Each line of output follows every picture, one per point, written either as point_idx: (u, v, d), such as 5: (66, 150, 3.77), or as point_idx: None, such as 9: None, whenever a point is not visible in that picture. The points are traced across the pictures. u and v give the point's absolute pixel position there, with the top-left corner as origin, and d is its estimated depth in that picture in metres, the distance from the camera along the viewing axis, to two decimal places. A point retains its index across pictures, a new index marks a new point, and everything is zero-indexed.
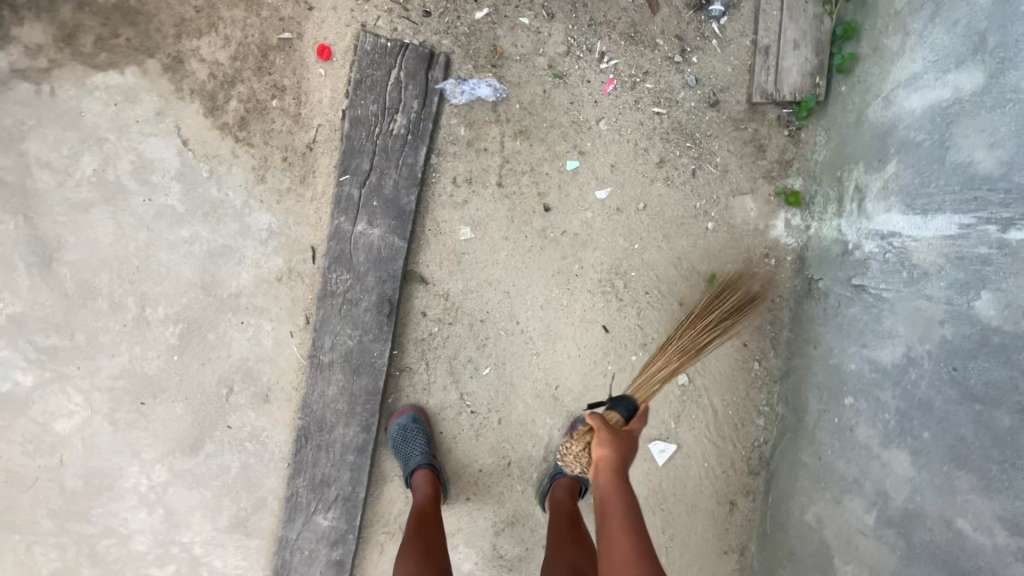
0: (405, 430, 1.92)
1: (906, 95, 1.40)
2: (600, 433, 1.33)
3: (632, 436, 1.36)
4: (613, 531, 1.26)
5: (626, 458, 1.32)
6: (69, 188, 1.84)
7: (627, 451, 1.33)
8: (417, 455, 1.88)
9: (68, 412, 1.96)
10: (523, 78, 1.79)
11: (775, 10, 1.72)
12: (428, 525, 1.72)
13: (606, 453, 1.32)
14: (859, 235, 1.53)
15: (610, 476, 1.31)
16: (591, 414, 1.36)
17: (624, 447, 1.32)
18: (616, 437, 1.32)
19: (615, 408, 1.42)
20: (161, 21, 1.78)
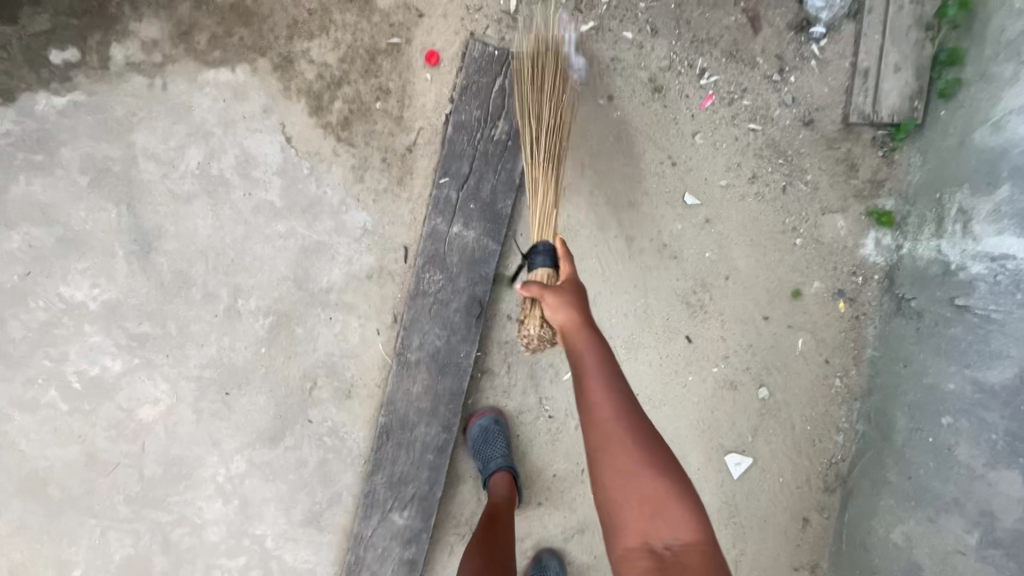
0: (490, 425, 1.94)
1: (1022, 122, 1.44)
2: (546, 297, 1.34)
3: (573, 287, 1.37)
4: (600, 414, 1.21)
5: (588, 321, 1.32)
6: (173, 179, 1.89)
7: (583, 309, 1.34)
8: (498, 456, 1.89)
9: (153, 400, 1.99)
10: (623, 90, 1.83)
11: (877, 33, 1.74)
12: (501, 521, 1.76)
13: (568, 318, 1.32)
14: (962, 257, 1.55)
15: (581, 341, 1.29)
16: (526, 285, 1.37)
17: (581, 312, 1.32)
18: (570, 301, 1.33)
19: (536, 266, 1.44)
20: (274, 23, 1.83)
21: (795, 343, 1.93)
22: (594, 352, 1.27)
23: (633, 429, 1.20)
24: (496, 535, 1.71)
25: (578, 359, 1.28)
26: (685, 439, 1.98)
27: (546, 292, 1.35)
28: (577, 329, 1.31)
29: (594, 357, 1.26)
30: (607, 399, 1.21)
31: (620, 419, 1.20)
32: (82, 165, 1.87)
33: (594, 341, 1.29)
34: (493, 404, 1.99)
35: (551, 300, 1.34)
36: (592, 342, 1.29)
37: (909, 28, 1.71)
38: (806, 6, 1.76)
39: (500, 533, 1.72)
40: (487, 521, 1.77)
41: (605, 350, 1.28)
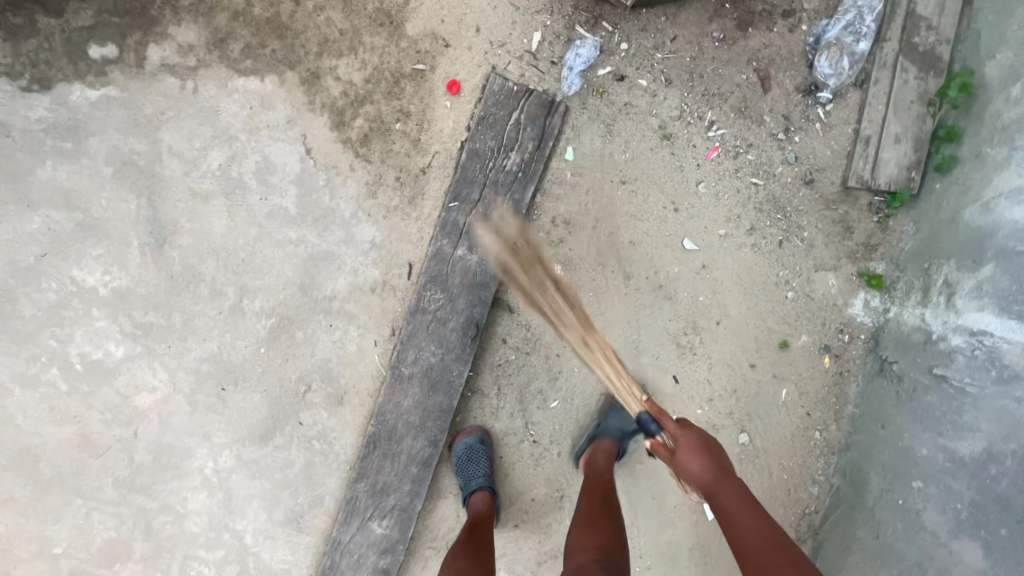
0: (474, 442, 1.99)
1: (1009, 206, 1.50)
2: (679, 462, 1.38)
3: (693, 439, 1.39)
4: (751, 550, 1.28)
5: (720, 467, 1.37)
6: (193, 178, 1.96)
7: (711, 455, 1.38)
8: (478, 476, 1.94)
9: (151, 388, 2.04)
10: (633, 135, 1.90)
11: (880, 104, 1.80)
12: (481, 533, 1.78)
13: (702, 476, 1.35)
14: (944, 327, 1.61)
15: (715, 492, 1.34)
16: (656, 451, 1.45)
17: (710, 461, 1.36)
18: (699, 452, 1.37)
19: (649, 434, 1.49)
20: (306, 39, 1.91)
21: (779, 393, 1.98)
22: (734, 497, 1.33)
23: (786, 561, 1.24)
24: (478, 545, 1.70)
25: (718, 503, 1.34)
26: (664, 475, 2.04)
27: (676, 453, 1.39)
28: (710, 478, 1.35)
29: (734, 502, 1.33)
30: (757, 536, 1.29)
31: (763, 542, 1.28)
32: (107, 156, 1.95)
33: (731, 484, 1.35)
34: (479, 424, 2.04)
35: (679, 455, 1.38)
36: (727, 481, 1.35)
37: (911, 103, 1.78)
38: (815, 71, 1.82)
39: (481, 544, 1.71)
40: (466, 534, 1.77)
41: (741, 490, 1.35)
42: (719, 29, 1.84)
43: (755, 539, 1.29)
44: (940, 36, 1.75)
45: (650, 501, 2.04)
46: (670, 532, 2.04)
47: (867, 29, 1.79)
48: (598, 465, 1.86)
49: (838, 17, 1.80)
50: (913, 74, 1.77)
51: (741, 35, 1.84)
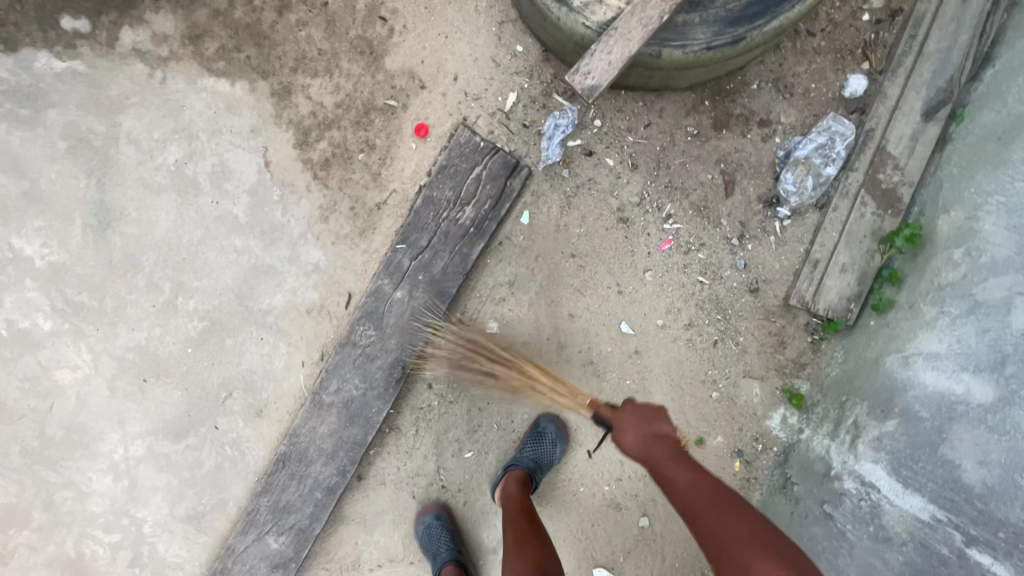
0: (435, 519, 2.02)
1: (923, 367, 1.52)
2: (621, 435, 1.35)
3: (638, 415, 1.35)
4: (713, 534, 1.25)
5: (667, 445, 1.34)
6: (147, 168, 1.94)
7: (654, 434, 1.34)
8: (443, 551, 1.98)
9: (73, 366, 2.04)
10: (590, 211, 1.90)
11: (835, 231, 1.82)
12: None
13: (643, 449, 1.33)
14: (842, 468, 1.64)
15: (663, 467, 1.32)
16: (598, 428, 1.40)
17: (651, 441, 1.33)
18: (637, 429, 1.34)
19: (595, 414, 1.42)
20: (283, 51, 1.88)
21: None
22: (677, 468, 1.32)
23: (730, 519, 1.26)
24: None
25: (671, 484, 1.32)
26: (562, 542, 2.06)
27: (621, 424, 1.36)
28: (656, 458, 1.33)
29: (685, 480, 1.31)
30: (708, 515, 1.28)
31: (715, 508, 1.28)
32: (64, 131, 1.92)
33: (678, 459, 1.33)
34: (436, 500, 2.07)
35: (620, 433, 1.35)
36: (677, 466, 1.32)
37: (864, 237, 1.79)
38: (779, 185, 1.83)
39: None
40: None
41: (689, 465, 1.33)
42: (694, 125, 1.85)
43: (706, 515, 1.28)
44: (904, 178, 1.76)
45: None
46: None
47: (837, 154, 1.80)
48: (510, 493, 1.84)
49: (811, 137, 1.81)
50: (871, 210, 1.79)
51: (715, 136, 1.85)
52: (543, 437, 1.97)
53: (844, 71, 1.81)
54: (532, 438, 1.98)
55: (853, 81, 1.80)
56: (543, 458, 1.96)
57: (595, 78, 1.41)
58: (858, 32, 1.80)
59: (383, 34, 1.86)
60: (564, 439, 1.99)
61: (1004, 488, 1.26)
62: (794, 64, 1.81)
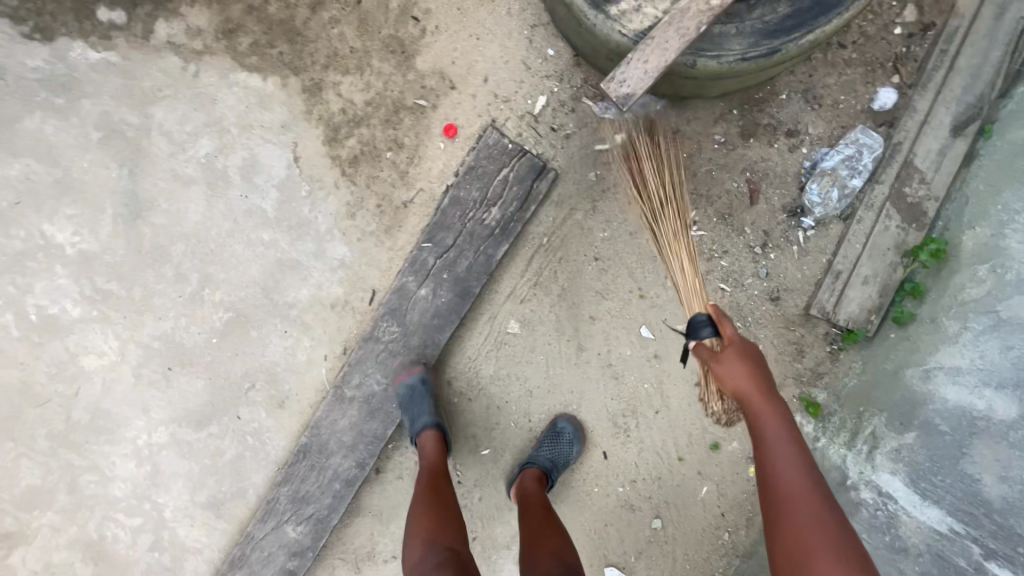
0: (419, 382, 1.92)
1: (945, 382, 1.54)
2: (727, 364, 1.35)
3: (744, 354, 1.36)
4: (788, 488, 1.22)
5: (770, 389, 1.33)
6: (178, 161, 1.96)
7: (757, 374, 1.34)
8: (426, 415, 1.87)
9: (100, 352, 2.08)
10: (615, 216, 1.92)
11: (859, 243, 1.83)
12: (442, 479, 1.71)
13: (744, 383, 1.33)
14: (858, 478, 1.66)
15: (760, 406, 1.31)
16: (697, 350, 1.41)
17: (757, 378, 1.33)
18: (745, 360, 1.35)
19: (696, 333, 1.41)
20: (315, 48, 1.90)
21: (699, 489, 2.05)
22: (774, 414, 1.29)
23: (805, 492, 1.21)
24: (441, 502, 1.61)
25: (761, 425, 1.30)
26: (575, 539, 2.10)
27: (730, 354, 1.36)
28: (757, 393, 1.32)
29: (777, 429, 1.28)
30: (790, 469, 1.23)
31: (796, 474, 1.23)
32: (97, 121, 1.94)
33: (777, 409, 1.30)
34: (416, 364, 1.96)
35: (724, 364, 1.35)
36: (775, 409, 1.30)
37: (887, 250, 1.81)
38: (804, 195, 1.84)
39: (451, 506, 1.61)
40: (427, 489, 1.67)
41: (789, 422, 1.29)
42: (721, 133, 1.86)
43: (785, 467, 1.24)
44: (930, 192, 1.78)
45: None
46: None
47: (863, 167, 1.81)
48: (529, 491, 1.86)
49: (838, 148, 1.82)
50: (895, 223, 1.80)
51: (742, 145, 1.86)
52: (560, 437, 1.99)
53: (874, 84, 1.82)
54: (549, 438, 1.99)
55: (883, 94, 1.81)
56: (560, 457, 1.97)
57: (630, 86, 1.41)
58: (889, 45, 1.81)
59: (415, 34, 1.87)
60: (581, 440, 2.01)
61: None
62: (824, 75, 1.82)
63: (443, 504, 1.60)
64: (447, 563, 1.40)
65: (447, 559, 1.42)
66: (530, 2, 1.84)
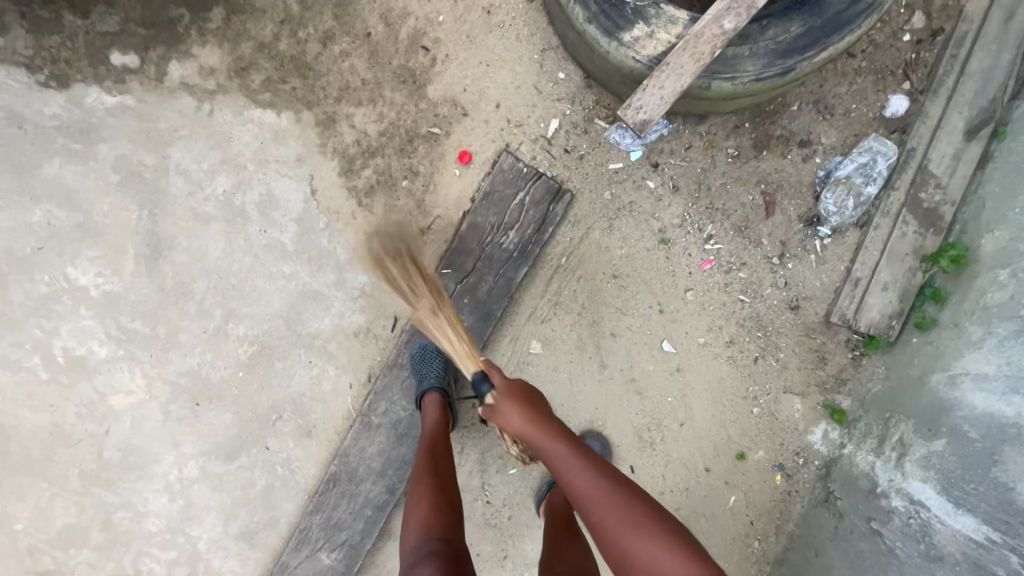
0: (431, 343, 1.97)
1: (972, 388, 1.55)
2: (499, 406, 1.36)
3: (513, 388, 1.40)
4: (593, 505, 1.27)
5: (541, 409, 1.37)
6: (196, 199, 1.99)
7: (526, 400, 1.37)
8: (431, 376, 1.91)
9: (128, 391, 2.10)
10: (632, 233, 1.94)
11: (876, 250, 1.84)
12: (443, 459, 1.62)
13: (519, 423, 1.34)
14: (889, 485, 1.68)
15: (545, 438, 1.33)
16: (483, 412, 1.41)
17: (527, 407, 1.36)
18: (517, 396, 1.37)
19: (479, 391, 1.43)
20: (327, 82, 1.92)
21: (728, 498, 2.03)
22: (553, 439, 1.33)
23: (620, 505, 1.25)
24: (442, 484, 1.52)
25: (545, 454, 1.33)
26: None
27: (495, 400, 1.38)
28: (533, 426, 1.34)
29: (562, 454, 1.31)
30: (585, 488, 1.29)
31: (605, 499, 1.26)
32: (115, 164, 1.97)
33: (558, 436, 1.34)
34: None
35: (505, 412, 1.36)
36: (548, 432, 1.34)
37: (906, 255, 1.82)
38: (819, 204, 1.86)
39: (453, 489, 1.52)
40: (429, 467, 1.58)
41: (559, 434, 1.35)
42: (734, 147, 1.87)
43: (588, 488, 1.29)
44: (946, 197, 1.79)
45: None
46: None
47: (878, 174, 1.82)
48: (557, 505, 1.89)
49: (852, 157, 1.83)
50: (913, 228, 1.81)
51: (756, 157, 1.87)
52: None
53: (885, 91, 1.83)
54: None
55: (894, 101, 1.82)
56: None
57: (647, 112, 1.43)
58: (898, 52, 1.82)
59: (426, 63, 1.89)
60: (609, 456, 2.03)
61: None
62: (834, 85, 1.84)
63: (444, 487, 1.51)
64: (442, 554, 1.31)
65: (442, 550, 1.33)
66: (538, 26, 1.86)
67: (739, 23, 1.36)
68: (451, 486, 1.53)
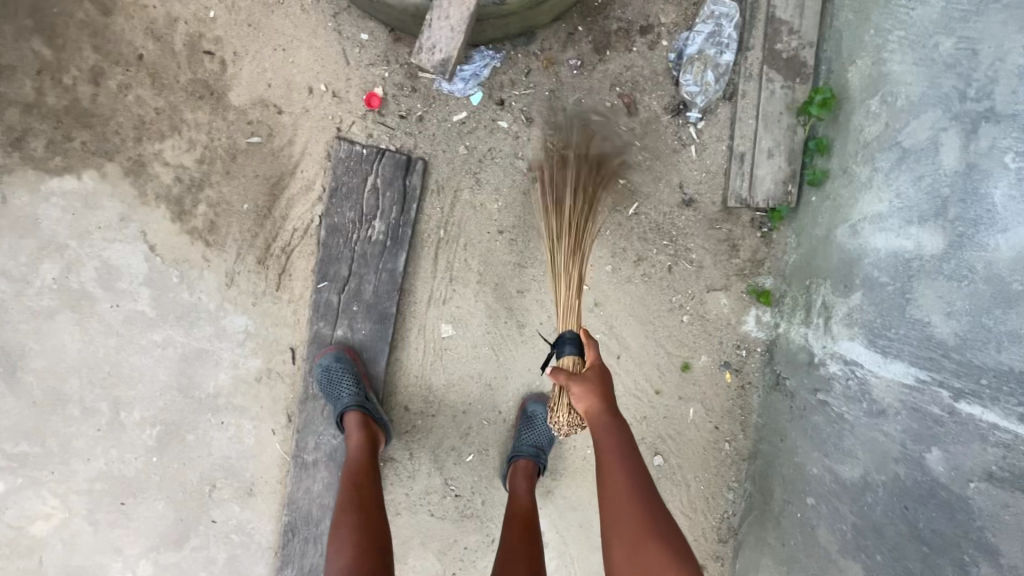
0: (336, 359, 1.78)
1: (872, 232, 1.46)
2: (570, 384, 1.38)
3: (598, 370, 1.40)
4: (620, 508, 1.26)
5: (610, 405, 1.37)
6: (29, 297, 1.77)
7: (605, 393, 1.37)
8: (346, 396, 1.75)
9: (45, 515, 1.94)
10: (502, 181, 1.78)
11: (750, 118, 1.72)
12: (369, 493, 1.55)
13: (591, 407, 1.37)
14: (824, 353, 1.61)
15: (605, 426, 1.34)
16: (554, 372, 1.40)
17: (604, 398, 1.37)
18: (596, 385, 1.37)
19: (563, 352, 1.45)
20: (118, 124, 1.68)
21: (686, 412, 1.98)
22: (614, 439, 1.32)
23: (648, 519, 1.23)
24: (367, 523, 1.46)
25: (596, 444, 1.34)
26: (589, 503, 2.05)
27: (569, 382, 1.39)
28: (601, 413, 1.35)
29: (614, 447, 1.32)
30: (621, 488, 1.27)
31: (641, 513, 1.24)
32: None
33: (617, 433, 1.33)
34: (334, 341, 1.83)
35: (577, 388, 1.37)
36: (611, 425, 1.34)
37: (781, 114, 1.70)
38: (681, 89, 1.73)
39: (379, 525, 1.47)
40: (353, 505, 1.52)
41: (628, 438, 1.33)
42: (574, 60, 1.73)
43: (623, 495, 1.27)
44: (803, 40, 1.66)
45: (577, 529, 2.06)
46: (601, 554, 2.06)
47: (728, 38, 1.70)
48: (519, 491, 1.81)
49: (697, 28, 1.70)
50: (780, 84, 1.68)
51: (600, 61, 1.73)
52: (533, 421, 1.91)
53: None
54: (524, 425, 1.92)
55: None
56: (541, 440, 1.91)
57: (442, 50, 1.25)
58: None
59: (216, 68, 1.66)
60: None
61: (974, 334, 1.19)
62: None
63: (369, 523, 1.46)
64: None
65: None
66: None
67: None
68: (377, 518, 1.48)
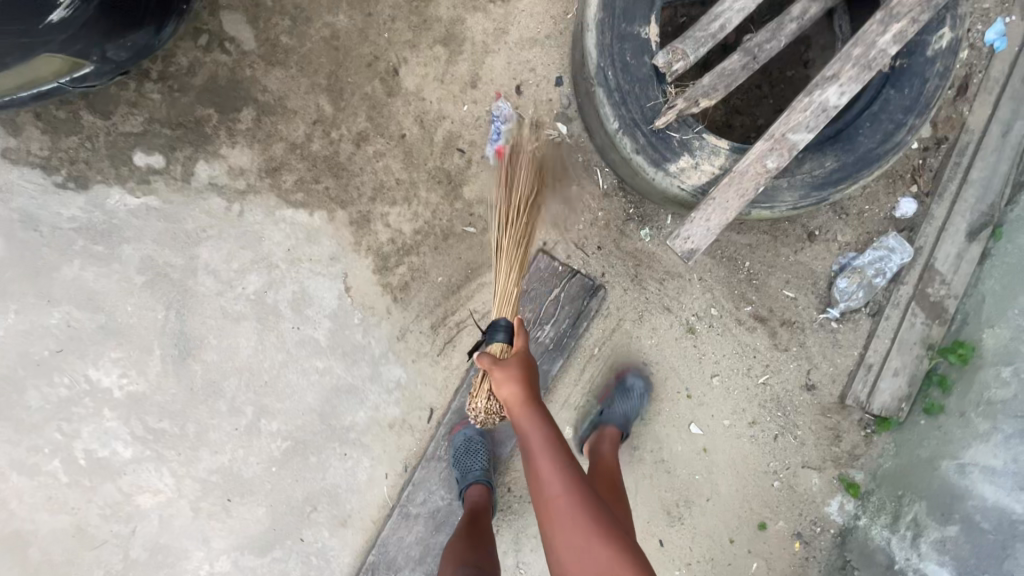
0: (478, 433, 1.97)
1: (982, 480, 1.74)
2: (494, 372, 1.39)
3: (521, 362, 1.42)
4: (553, 501, 1.31)
5: (531, 393, 1.40)
6: (226, 298, 1.95)
7: (526, 379, 1.40)
8: (477, 469, 1.92)
9: (156, 489, 2.05)
10: (660, 324, 2.01)
11: (887, 338, 1.98)
12: (482, 520, 1.82)
13: (514, 395, 1.39)
14: (905, 563, 1.85)
15: (525, 422, 1.37)
16: (480, 355, 1.40)
17: (526, 394, 1.39)
18: (516, 373, 1.39)
19: (492, 340, 1.45)
20: (361, 181, 1.91)
21: (750, 566, 2.11)
22: (535, 423, 1.37)
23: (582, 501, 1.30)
24: (475, 532, 1.76)
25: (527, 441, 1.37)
26: None
27: (493, 368, 1.39)
28: (523, 406, 1.39)
29: (541, 442, 1.35)
30: (552, 481, 1.32)
31: (570, 509, 1.29)
32: (140, 265, 1.92)
33: (540, 423, 1.37)
34: None
35: (500, 376, 1.39)
36: (537, 422, 1.37)
37: (914, 344, 1.96)
38: (833, 289, 1.97)
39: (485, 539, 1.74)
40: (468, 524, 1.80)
41: (550, 438, 1.35)
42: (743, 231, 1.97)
43: (552, 484, 1.32)
44: (950, 292, 1.93)
45: None
46: None
47: (889, 270, 1.95)
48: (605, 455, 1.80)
49: (869, 252, 1.94)
50: (921, 320, 1.95)
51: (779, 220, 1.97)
52: (630, 392, 1.96)
53: (895, 194, 1.94)
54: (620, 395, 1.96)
55: (904, 204, 1.94)
56: (630, 413, 1.94)
57: (695, 242, 1.49)
58: (907, 158, 1.92)
59: (461, 164, 1.91)
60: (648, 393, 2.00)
61: None
62: None
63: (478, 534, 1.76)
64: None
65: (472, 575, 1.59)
66: (570, 129, 1.91)
67: (781, 163, 1.44)
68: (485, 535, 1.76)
